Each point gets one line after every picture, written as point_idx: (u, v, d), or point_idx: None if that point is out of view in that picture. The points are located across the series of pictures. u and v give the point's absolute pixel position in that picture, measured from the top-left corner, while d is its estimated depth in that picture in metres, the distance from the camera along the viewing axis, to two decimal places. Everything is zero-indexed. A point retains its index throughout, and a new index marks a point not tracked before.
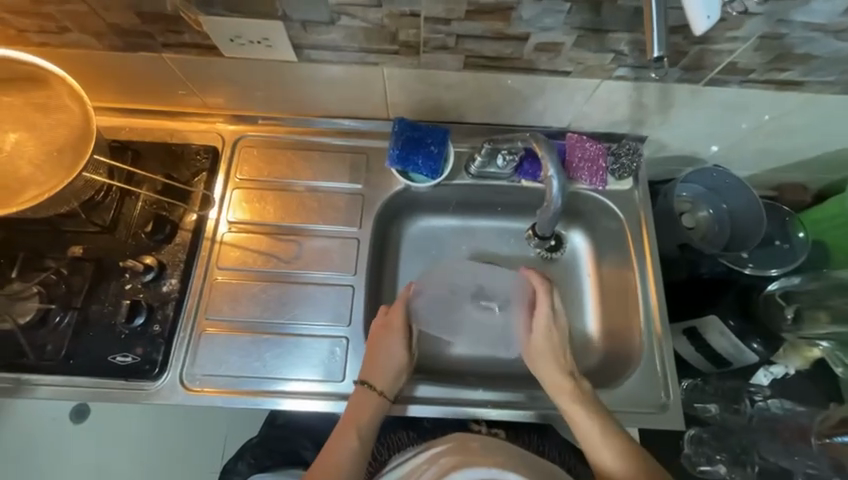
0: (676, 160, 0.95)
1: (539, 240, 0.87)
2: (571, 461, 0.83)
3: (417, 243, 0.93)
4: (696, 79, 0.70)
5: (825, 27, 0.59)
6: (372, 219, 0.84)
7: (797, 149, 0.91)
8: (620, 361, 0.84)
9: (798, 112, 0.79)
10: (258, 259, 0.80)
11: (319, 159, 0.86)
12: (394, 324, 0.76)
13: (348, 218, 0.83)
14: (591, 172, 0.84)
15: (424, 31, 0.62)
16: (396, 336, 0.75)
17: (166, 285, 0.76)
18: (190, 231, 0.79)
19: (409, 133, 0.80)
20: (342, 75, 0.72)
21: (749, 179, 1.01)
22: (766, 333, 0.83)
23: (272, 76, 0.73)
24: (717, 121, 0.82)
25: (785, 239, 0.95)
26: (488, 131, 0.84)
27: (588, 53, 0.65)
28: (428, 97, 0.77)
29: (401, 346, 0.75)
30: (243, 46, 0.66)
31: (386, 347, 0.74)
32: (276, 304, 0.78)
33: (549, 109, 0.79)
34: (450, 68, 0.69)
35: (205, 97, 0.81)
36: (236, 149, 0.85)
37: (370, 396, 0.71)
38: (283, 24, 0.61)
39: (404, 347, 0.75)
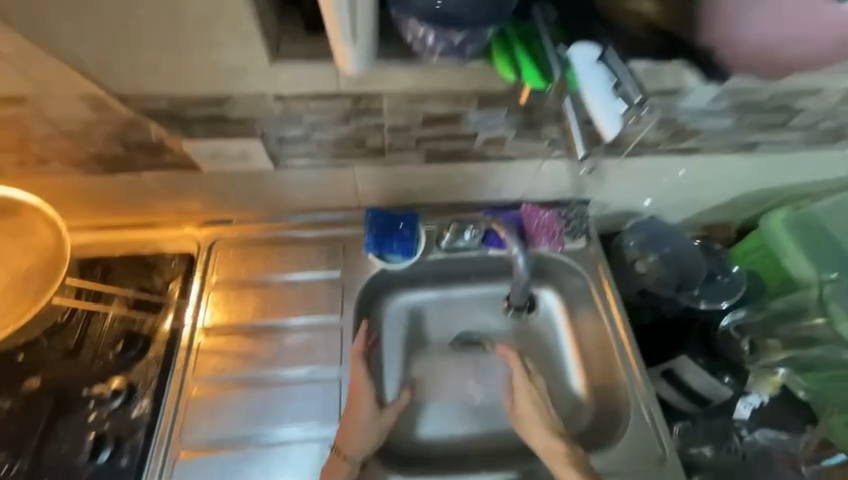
0: (619, 215, 1.07)
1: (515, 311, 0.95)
2: None
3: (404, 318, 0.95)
4: (619, 153, 0.84)
5: (705, 110, 0.75)
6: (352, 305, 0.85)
7: (715, 197, 1.06)
8: (611, 417, 0.86)
9: (705, 170, 0.94)
10: (237, 363, 0.77)
11: (295, 253, 0.88)
12: (361, 391, 0.74)
13: (327, 305, 0.84)
14: (549, 236, 0.93)
15: (388, 138, 0.71)
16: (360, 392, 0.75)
17: (136, 409, 0.70)
18: (163, 343, 0.76)
19: (382, 220, 0.86)
20: (316, 176, 0.79)
21: (684, 224, 1.15)
22: (732, 367, 0.92)
23: (248, 182, 0.79)
24: (644, 182, 0.95)
25: (725, 273, 1.03)
26: (453, 210, 0.93)
27: (528, 142, 0.77)
28: (395, 186, 0.85)
29: (372, 407, 0.74)
30: (222, 162, 0.71)
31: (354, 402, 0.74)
32: (258, 411, 0.74)
33: (503, 186, 0.89)
34: (414, 163, 0.78)
35: (180, 206, 0.84)
36: (212, 252, 0.86)
37: (339, 463, 0.68)
38: (261, 142, 0.68)
39: (374, 412, 0.74)
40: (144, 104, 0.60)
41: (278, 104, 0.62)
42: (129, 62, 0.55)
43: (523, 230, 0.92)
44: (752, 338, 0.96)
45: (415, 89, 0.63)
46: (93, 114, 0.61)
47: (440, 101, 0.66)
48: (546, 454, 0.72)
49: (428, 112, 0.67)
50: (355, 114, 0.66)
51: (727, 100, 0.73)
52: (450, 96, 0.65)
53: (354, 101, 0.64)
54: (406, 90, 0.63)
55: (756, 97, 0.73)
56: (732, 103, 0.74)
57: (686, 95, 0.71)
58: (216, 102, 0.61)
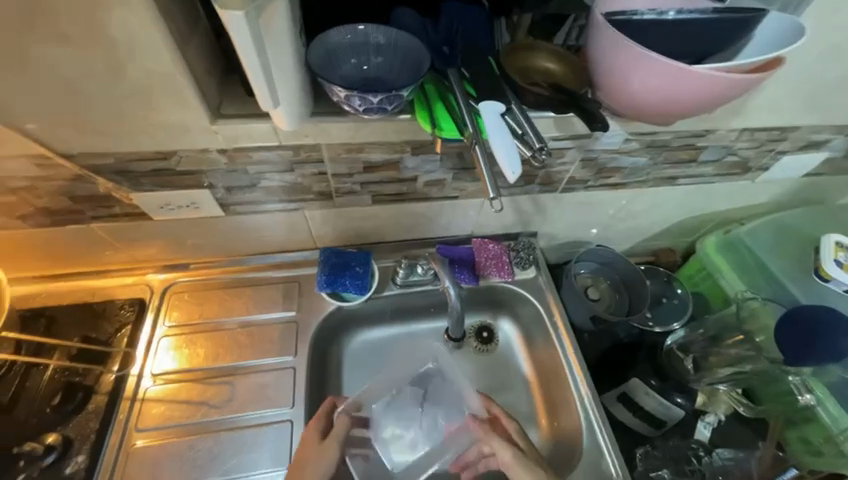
0: (567, 245, 1.14)
1: (456, 342, 0.96)
2: None
3: (371, 353, 0.96)
4: (553, 189, 0.91)
5: (620, 150, 0.83)
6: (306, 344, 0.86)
7: (651, 225, 1.14)
8: (571, 442, 0.88)
9: (636, 201, 1.03)
10: (184, 411, 0.76)
11: (251, 295, 0.89)
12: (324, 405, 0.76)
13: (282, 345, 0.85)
14: (499, 268, 0.98)
15: (333, 183, 0.76)
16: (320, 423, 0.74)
17: (71, 465, 0.67)
18: (106, 395, 0.74)
19: (336, 259, 0.89)
20: (268, 220, 0.82)
21: (629, 251, 1.23)
22: (682, 387, 0.95)
23: (200, 229, 0.81)
24: (583, 214, 1.03)
25: (673, 295, 1.10)
26: (406, 246, 0.97)
27: (467, 183, 0.83)
28: (347, 226, 0.89)
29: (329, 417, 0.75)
30: (171, 211, 0.74)
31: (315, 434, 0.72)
32: (206, 460, 0.72)
33: (451, 222, 0.94)
34: (361, 205, 0.83)
35: (133, 253, 0.85)
36: (165, 297, 0.87)
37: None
38: (210, 191, 0.72)
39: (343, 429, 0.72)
40: (91, 161, 0.63)
41: (223, 157, 0.66)
42: (73, 124, 0.58)
43: (473, 263, 0.97)
44: (695, 357, 0.98)
45: (352, 141, 0.69)
46: (39, 172, 0.64)
47: (378, 150, 0.71)
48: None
49: (367, 159, 0.73)
50: (299, 163, 0.71)
51: (638, 142, 0.82)
52: (386, 146, 0.71)
53: (296, 152, 0.69)
54: (344, 141, 0.68)
55: (663, 138, 0.83)
56: (641, 144, 0.83)
57: (600, 138, 0.80)
58: (162, 157, 0.65)
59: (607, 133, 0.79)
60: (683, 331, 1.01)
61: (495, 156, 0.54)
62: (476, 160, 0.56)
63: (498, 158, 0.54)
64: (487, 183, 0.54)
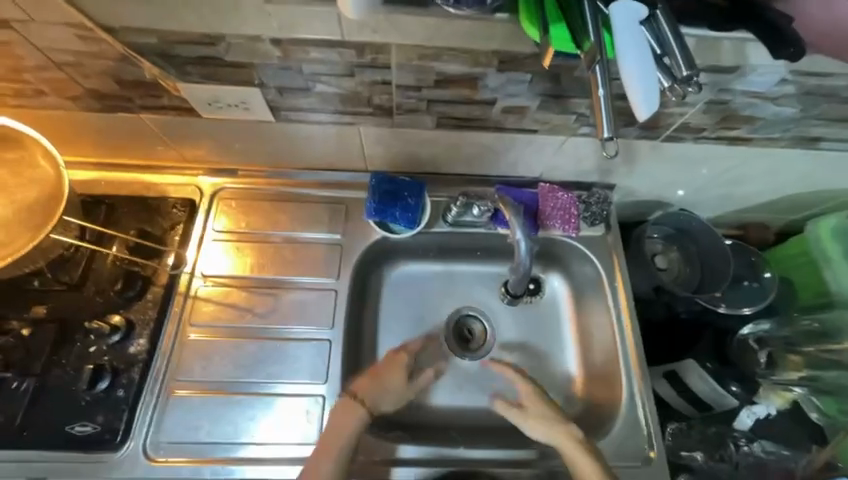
0: (645, 203, 0.99)
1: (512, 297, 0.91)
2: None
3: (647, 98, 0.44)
4: (655, 136, 0.75)
5: (764, 94, 0.65)
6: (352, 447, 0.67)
7: (756, 193, 0.95)
8: (604, 410, 0.84)
9: (750, 164, 0.84)
10: (233, 315, 0.79)
11: (301, 213, 0.87)
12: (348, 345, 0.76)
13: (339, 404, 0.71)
14: (564, 219, 0.87)
15: (397, 97, 0.65)
16: (403, 371, 0.76)
17: (133, 346, 0.73)
18: (162, 288, 0.77)
19: (386, 187, 0.82)
20: (319, 133, 0.75)
21: (717, 219, 1.05)
22: (743, 377, 0.87)
23: (250, 133, 0.76)
24: (677, 170, 0.86)
25: (754, 278, 0.97)
26: (464, 181, 0.88)
27: (552, 115, 0.69)
28: (402, 150, 0.80)
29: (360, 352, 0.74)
30: (221, 109, 0.68)
31: (389, 384, 0.74)
32: (251, 363, 0.76)
33: (519, 161, 0.82)
34: (423, 127, 0.73)
35: (185, 151, 0.83)
36: (214, 201, 0.86)
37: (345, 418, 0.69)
38: (260, 91, 0.63)
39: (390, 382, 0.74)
40: (133, 38, 0.56)
41: (277, 49, 0.57)
42: None
43: (537, 211, 0.86)
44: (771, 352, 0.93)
45: (428, 45, 0.56)
46: (84, 47, 0.58)
47: (456, 60, 0.58)
48: None
49: (440, 72, 0.61)
50: (360, 66, 0.60)
51: (795, 85, 0.63)
52: (467, 55, 0.58)
53: (360, 52, 0.57)
54: (417, 44, 0.56)
55: (832, 84, 0.63)
56: (799, 87, 0.63)
57: (746, 74, 0.61)
58: (209, 42, 0.56)
59: (759, 67, 0.59)
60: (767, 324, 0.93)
61: (625, 86, 0.41)
62: (595, 101, 0.44)
63: (630, 97, 0.41)
64: (602, 123, 0.43)
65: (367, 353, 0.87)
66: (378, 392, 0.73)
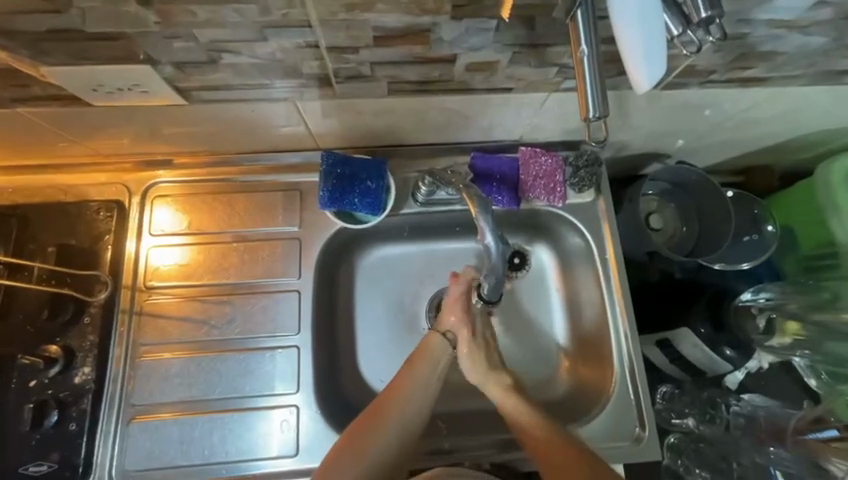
0: (640, 158, 0.88)
1: (485, 302, 0.70)
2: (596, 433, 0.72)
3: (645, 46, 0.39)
4: (653, 83, 0.63)
5: (788, 22, 0.53)
6: (429, 401, 0.65)
7: (764, 137, 0.84)
8: (593, 389, 0.78)
9: (760, 106, 0.73)
10: (187, 328, 0.71)
11: (249, 204, 0.76)
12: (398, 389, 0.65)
13: (427, 336, 0.71)
14: (548, 188, 0.77)
15: (330, 62, 0.53)
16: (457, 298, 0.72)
17: (78, 375, 0.66)
18: (100, 307, 0.69)
19: (341, 170, 0.70)
20: (249, 112, 0.62)
21: (718, 167, 0.96)
22: (736, 341, 0.81)
23: (167, 118, 0.63)
24: (677, 120, 0.75)
25: (753, 230, 0.91)
26: (432, 152, 0.76)
27: (529, 69, 0.56)
28: (355, 122, 0.67)
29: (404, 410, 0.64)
30: (111, 94, 0.55)
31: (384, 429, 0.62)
32: (213, 378, 0.70)
33: (495, 125, 0.70)
34: (374, 95, 0.60)
35: (96, 146, 0.70)
36: (146, 200, 0.75)
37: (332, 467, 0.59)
38: (151, 68, 0.51)
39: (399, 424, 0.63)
40: None
41: (149, 11, 0.45)
42: None
43: (517, 179, 0.76)
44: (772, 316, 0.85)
45: None
46: None
47: (393, 9, 0.46)
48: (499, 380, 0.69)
49: (378, 25, 0.48)
50: (271, 27, 0.47)
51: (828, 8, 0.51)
52: (406, 1, 0.45)
53: (264, 7, 0.45)
54: None
55: None
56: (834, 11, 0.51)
57: None
58: (54, 9, 0.44)
59: None
60: (774, 288, 0.87)
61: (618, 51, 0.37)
62: (580, 67, 0.41)
63: (628, 66, 0.36)
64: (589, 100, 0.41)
65: (344, 348, 0.79)
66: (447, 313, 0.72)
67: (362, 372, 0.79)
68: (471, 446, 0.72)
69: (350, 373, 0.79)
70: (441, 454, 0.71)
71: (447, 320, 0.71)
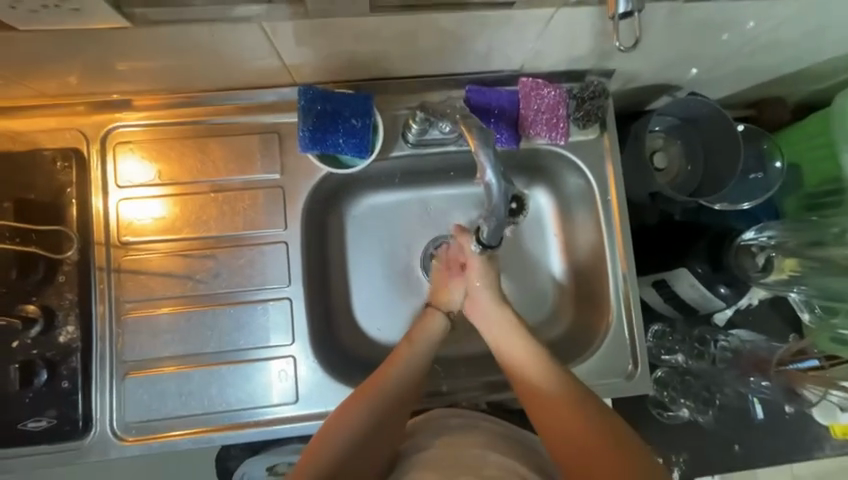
0: (650, 90, 0.81)
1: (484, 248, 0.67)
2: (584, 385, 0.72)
3: None
4: None
5: None
6: (414, 381, 0.65)
7: (786, 63, 0.77)
8: (588, 331, 0.78)
9: (787, 24, 0.66)
10: (171, 284, 0.68)
11: (223, 150, 0.69)
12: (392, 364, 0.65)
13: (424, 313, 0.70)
14: (550, 123, 0.71)
15: None
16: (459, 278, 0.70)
17: (62, 335, 0.64)
18: (74, 265, 0.65)
19: (321, 107, 0.63)
20: (209, 39, 0.54)
21: (731, 100, 0.89)
22: (733, 279, 0.80)
23: (113, 47, 0.54)
24: (695, 42, 0.67)
25: (759, 168, 0.87)
26: (424, 86, 0.69)
27: None
28: (335, 50, 0.59)
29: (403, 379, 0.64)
30: (37, 15, 0.47)
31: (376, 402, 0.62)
32: (204, 333, 0.68)
33: (493, 51, 0.62)
34: (355, 13, 0.51)
35: (37, 85, 0.61)
36: (106, 147, 0.67)
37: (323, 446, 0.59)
38: None
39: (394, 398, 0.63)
40: None
41: None
42: None
43: (517, 114, 0.70)
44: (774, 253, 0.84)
45: None
46: None
47: None
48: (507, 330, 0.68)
49: None
50: None
51: None
52: None
53: None
54: None
55: None
56: None
57: None
58: None
59: None
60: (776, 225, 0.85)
61: None
62: None
63: None
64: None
65: (338, 299, 0.78)
66: (447, 293, 0.71)
67: (358, 322, 0.78)
68: (466, 387, 0.74)
69: (347, 328, 0.78)
70: (438, 396, 0.73)
71: (443, 303, 0.71)
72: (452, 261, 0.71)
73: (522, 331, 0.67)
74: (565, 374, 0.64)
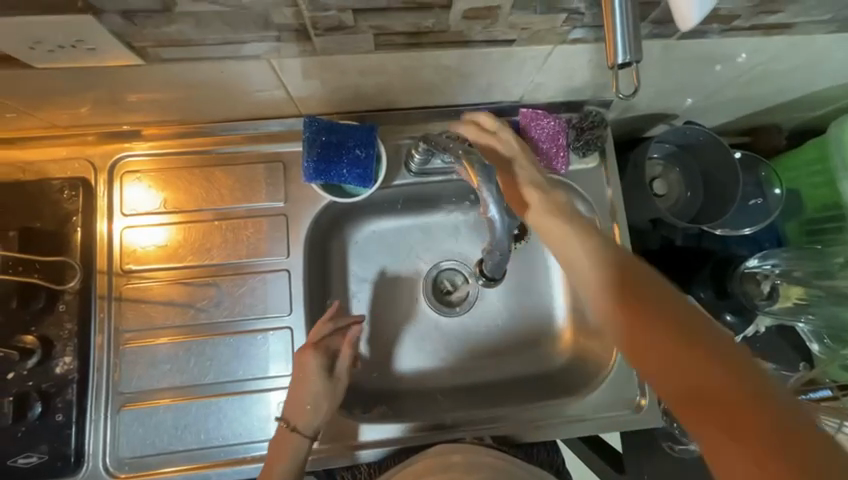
0: (647, 118, 0.83)
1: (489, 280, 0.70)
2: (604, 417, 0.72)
3: None
4: (668, 32, 0.57)
5: None
6: (298, 463, 0.61)
7: (779, 92, 0.79)
8: (593, 360, 0.77)
9: (780, 57, 0.68)
10: (171, 313, 0.67)
11: (228, 178, 0.70)
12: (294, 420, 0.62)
13: (298, 359, 0.64)
14: (551, 153, 0.71)
15: (306, 10, 0.45)
16: (322, 371, 0.63)
17: (59, 365, 0.63)
18: (76, 294, 0.65)
19: (325, 139, 0.64)
20: (219, 73, 0.56)
21: (726, 127, 0.91)
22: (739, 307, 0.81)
23: (125, 81, 0.56)
24: (690, 74, 0.69)
25: (759, 194, 0.88)
26: (425, 116, 0.70)
27: (534, 15, 0.49)
28: (341, 83, 0.61)
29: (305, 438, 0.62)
30: (52, 53, 0.48)
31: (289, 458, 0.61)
32: (202, 363, 0.67)
33: (493, 84, 0.64)
34: (360, 51, 0.53)
35: (49, 116, 0.63)
36: (113, 176, 0.68)
37: None
38: (97, 19, 0.44)
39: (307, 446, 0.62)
40: None
41: None
42: None
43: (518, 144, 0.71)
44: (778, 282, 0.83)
45: None
46: None
47: None
48: (556, 231, 0.57)
49: None
50: None
51: None
52: None
53: None
54: None
55: None
56: None
57: None
58: None
59: None
60: (783, 254, 0.85)
61: None
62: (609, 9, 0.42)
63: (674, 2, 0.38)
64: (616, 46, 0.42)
65: None
66: (306, 353, 0.63)
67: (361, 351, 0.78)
68: (471, 420, 0.72)
69: None
70: (443, 429, 0.70)
71: (298, 414, 0.62)
72: (319, 344, 0.64)
73: (579, 230, 0.55)
74: (638, 260, 0.50)
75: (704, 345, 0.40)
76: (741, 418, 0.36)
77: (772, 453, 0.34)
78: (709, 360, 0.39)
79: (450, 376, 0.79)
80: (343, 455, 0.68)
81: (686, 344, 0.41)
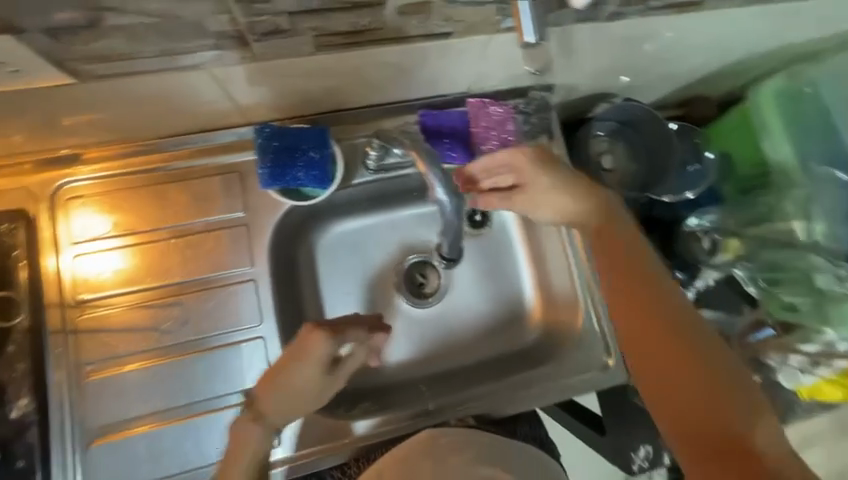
0: (587, 99, 0.88)
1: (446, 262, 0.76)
2: (575, 382, 0.76)
3: None
4: (593, 16, 0.61)
5: None
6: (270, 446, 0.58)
7: (702, 65, 0.86)
8: (563, 329, 0.81)
9: (695, 33, 0.74)
10: (135, 339, 0.65)
11: (181, 194, 0.69)
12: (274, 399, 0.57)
13: (303, 337, 0.57)
14: (501, 138, 0.74)
15: (240, 16, 0.45)
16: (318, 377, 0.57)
17: (15, 408, 0.59)
18: (26, 332, 0.61)
19: (278, 144, 0.64)
20: (158, 86, 0.55)
21: (660, 101, 0.98)
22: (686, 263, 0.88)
23: (56, 101, 0.54)
24: (620, 54, 0.74)
25: (697, 159, 0.94)
26: (377, 114, 0.72)
27: (467, 8, 0.52)
28: (287, 87, 0.61)
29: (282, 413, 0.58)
30: None
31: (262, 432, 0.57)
32: (174, 386, 0.65)
33: (438, 76, 0.67)
34: (301, 54, 0.54)
35: None
36: (54, 204, 0.65)
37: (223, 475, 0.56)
38: (15, 38, 0.42)
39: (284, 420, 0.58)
40: None
41: None
42: None
43: (469, 132, 0.73)
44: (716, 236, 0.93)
45: None
46: None
47: None
48: (595, 208, 0.63)
49: None
50: None
51: None
52: None
53: None
54: None
55: None
56: None
57: None
58: None
59: None
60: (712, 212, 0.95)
61: None
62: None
63: None
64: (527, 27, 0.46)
65: None
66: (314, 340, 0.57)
67: None
68: (451, 407, 0.74)
69: None
70: (427, 414, 0.73)
71: (282, 389, 0.57)
72: (331, 329, 0.58)
73: (598, 194, 0.63)
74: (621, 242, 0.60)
75: (670, 323, 0.55)
76: (714, 405, 0.51)
77: (722, 419, 0.51)
78: (704, 378, 0.53)
79: (429, 364, 0.80)
80: (331, 455, 0.69)
81: (694, 375, 0.53)
